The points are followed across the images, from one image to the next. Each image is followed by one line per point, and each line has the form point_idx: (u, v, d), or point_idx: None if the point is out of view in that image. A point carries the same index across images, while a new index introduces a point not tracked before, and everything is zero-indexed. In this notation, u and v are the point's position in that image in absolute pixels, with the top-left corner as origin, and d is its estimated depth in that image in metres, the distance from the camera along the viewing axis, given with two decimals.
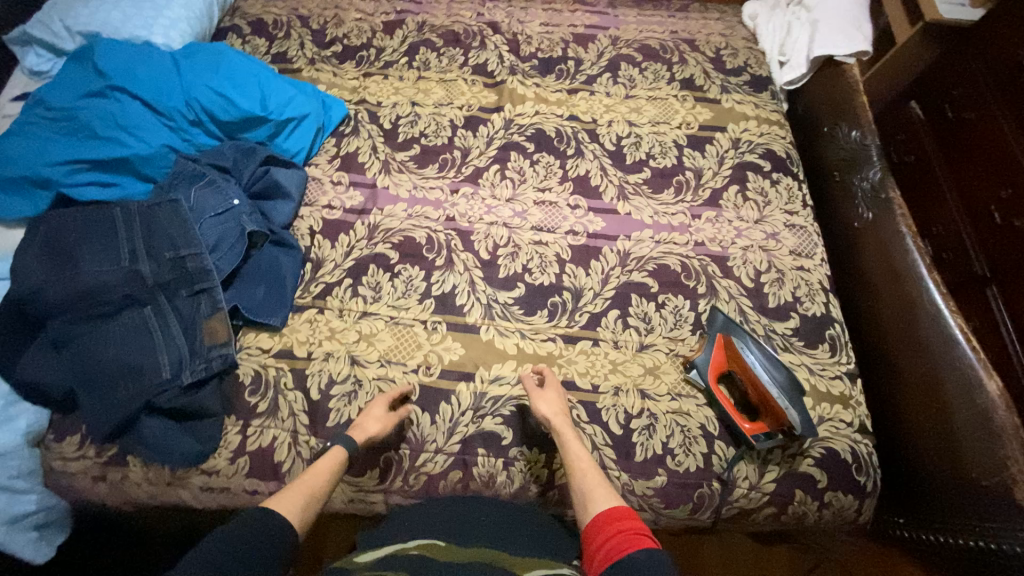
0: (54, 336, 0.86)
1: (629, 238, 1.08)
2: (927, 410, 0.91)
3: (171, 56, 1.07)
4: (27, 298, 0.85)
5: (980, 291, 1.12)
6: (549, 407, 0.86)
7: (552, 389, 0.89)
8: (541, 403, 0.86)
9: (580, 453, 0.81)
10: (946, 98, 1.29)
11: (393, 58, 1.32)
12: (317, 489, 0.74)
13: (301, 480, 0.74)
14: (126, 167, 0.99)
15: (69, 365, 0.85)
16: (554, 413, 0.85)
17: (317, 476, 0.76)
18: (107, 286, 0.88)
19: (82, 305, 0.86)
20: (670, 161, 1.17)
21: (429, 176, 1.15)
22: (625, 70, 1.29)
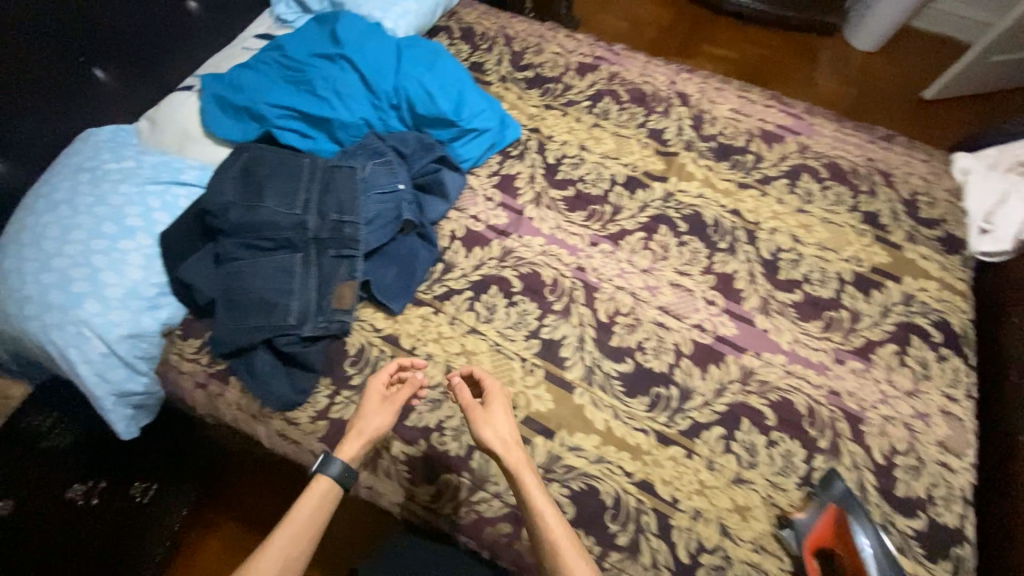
0: (218, 253, 0.95)
1: (759, 356, 1.00)
2: None
3: (396, 44, 1.17)
4: (212, 212, 0.95)
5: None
6: (497, 431, 0.83)
7: (496, 407, 0.86)
8: (493, 435, 0.82)
9: (547, 513, 0.76)
10: None
11: (576, 98, 1.36)
12: (299, 531, 0.74)
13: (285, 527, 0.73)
14: (325, 127, 1.09)
15: (221, 282, 0.94)
16: (506, 443, 0.81)
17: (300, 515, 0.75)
18: (275, 226, 0.96)
19: (251, 233, 0.96)
20: (828, 293, 1.07)
21: (575, 221, 1.15)
22: (805, 181, 1.22)
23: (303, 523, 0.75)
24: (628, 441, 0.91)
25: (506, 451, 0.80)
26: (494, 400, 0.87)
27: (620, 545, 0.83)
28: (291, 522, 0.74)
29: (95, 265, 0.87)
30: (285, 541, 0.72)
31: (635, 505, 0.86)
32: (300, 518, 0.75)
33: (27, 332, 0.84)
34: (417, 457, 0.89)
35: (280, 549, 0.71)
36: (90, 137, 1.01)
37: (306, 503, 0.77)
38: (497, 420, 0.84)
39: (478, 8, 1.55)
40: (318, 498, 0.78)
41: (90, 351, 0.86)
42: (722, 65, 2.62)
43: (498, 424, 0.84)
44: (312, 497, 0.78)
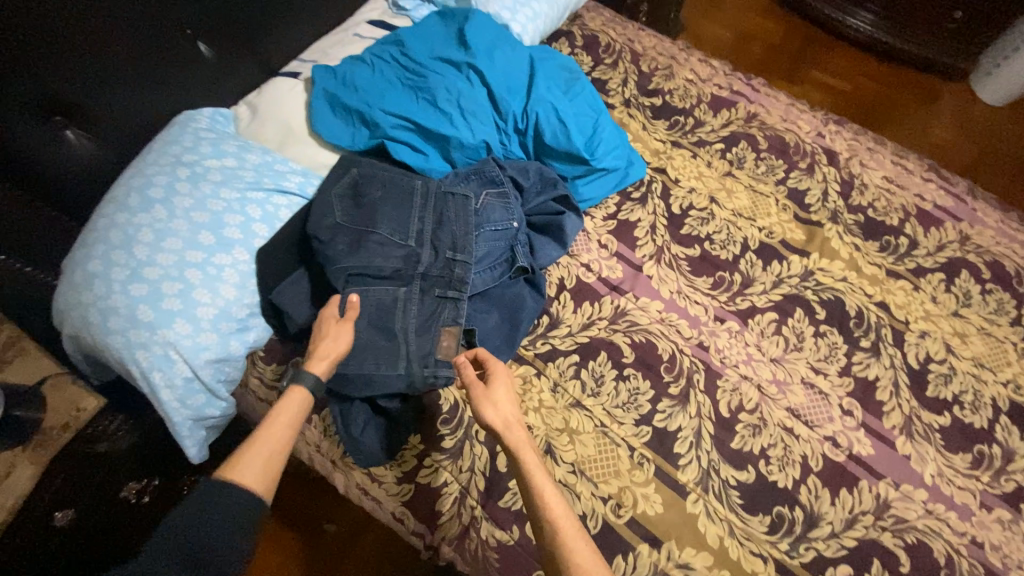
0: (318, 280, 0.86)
1: (896, 486, 0.88)
2: None
3: (528, 55, 1.02)
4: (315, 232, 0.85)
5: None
6: (502, 410, 0.74)
7: (499, 386, 0.77)
8: (495, 416, 0.73)
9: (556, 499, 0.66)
10: None
11: (708, 138, 1.20)
12: (277, 438, 0.66)
13: (259, 438, 0.65)
14: (441, 143, 0.97)
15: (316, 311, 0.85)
16: (510, 426, 0.72)
17: (280, 425, 0.68)
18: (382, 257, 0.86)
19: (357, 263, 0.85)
20: (979, 422, 0.94)
21: (698, 288, 1.02)
22: (964, 280, 1.07)
23: (281, 434, 0.67)
24: (742, 565, 0.81)
25: (509, 433, 0.72)
26: (497, 381, 0.78)
27: None
28: (273, 421, 0.68)
29: (189, 281, 0.78)
30: (271, 440, 0.65)
31: None
32: (283, 421, 0.69)
33: (109, 348, 0.75)
34: (509, 544, 0.79)
35: (261, 442, 0.65)
36: (187, 122, 0.89)
37: (287, 404, 0.71)
38: (498, 399, 0.75)
39: (603, 14, 1.38)
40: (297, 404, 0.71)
41: (175, 374, 0.77)
42: (832, 97, 2.38)
43: (500, 404, 0.75)
44: (289, 405, 0.70)
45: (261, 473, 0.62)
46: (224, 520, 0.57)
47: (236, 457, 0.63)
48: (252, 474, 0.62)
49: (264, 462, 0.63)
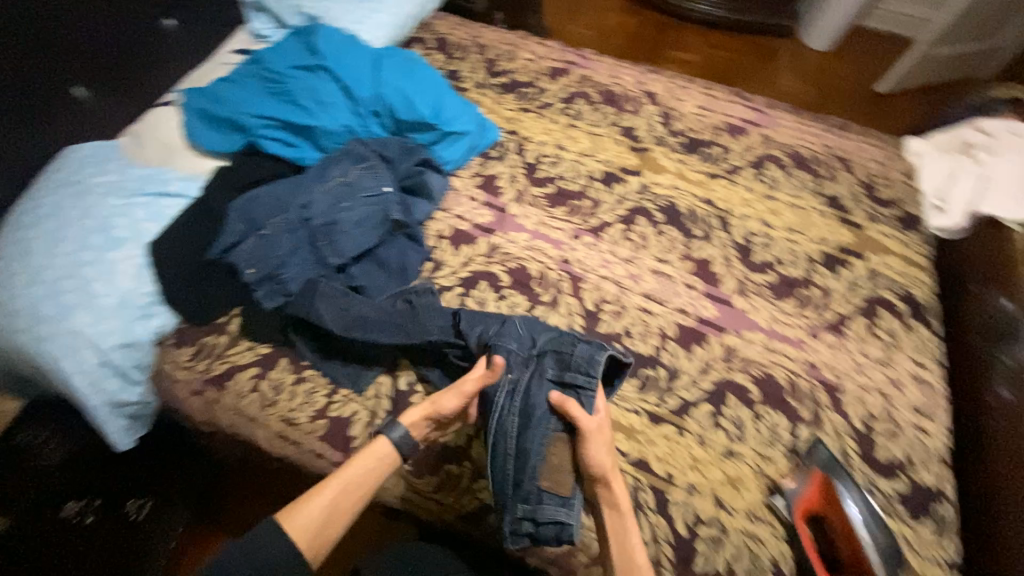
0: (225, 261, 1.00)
1: (739, 336, 1.05)
2: None
3: (373, 53, 1.21)
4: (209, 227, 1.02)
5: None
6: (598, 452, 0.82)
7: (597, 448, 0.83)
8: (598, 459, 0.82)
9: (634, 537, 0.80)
10: None
11: (551, 101, 1.42)
12: (355, 496, 0.78)
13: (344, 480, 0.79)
14: (308, 134, 1.12)
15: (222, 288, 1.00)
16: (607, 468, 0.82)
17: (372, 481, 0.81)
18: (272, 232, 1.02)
19: (258, 257, 1.00)
20: (798, 273, 1.13)
21: (556, 216, 1.20)
22: (770, 170, 1.30)
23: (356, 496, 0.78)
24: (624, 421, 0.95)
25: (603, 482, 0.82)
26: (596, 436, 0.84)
27: None
28: (344, 479, 0.79)
29: (87, 277, 0.91)
30: (344, 500, 0.77)
31: (632, 482, 0.89)
32: (363, 478, 0.80)
33: (20, 346, 0.87)
34: (419, 450, 0.90)
35: (333, 488, 0.77)
36: (71, 153, 1.03)
37: (363, 460, 0.82)
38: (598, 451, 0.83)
39: (450, 20, 1.61)
40: (367, 458, 0.82)
41: (84, 361, 0.88)
42: (688, 67, 2.74)
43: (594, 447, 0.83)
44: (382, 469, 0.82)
45: (320, 524, 0.73)
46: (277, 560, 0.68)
47: (309, 496, 0.75)
48: (308, 522, 0.73)
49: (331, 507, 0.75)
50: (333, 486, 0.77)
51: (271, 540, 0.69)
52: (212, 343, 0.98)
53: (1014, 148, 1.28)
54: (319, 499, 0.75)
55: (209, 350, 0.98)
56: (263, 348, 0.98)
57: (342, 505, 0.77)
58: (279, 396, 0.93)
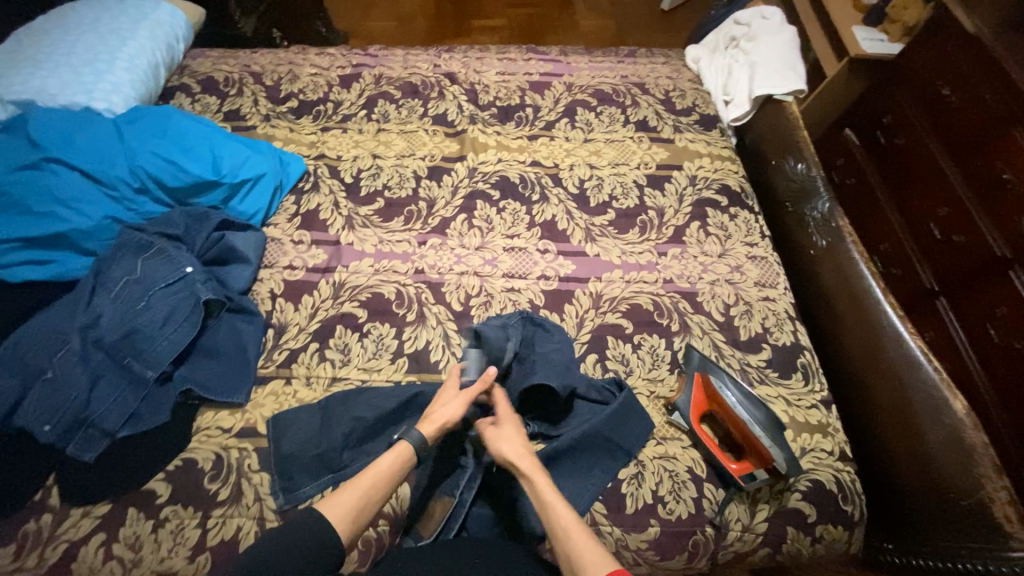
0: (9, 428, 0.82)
1: (600, 280, 1.08)
2: (890, 427, 0.95)
3: (114, 124, 1.05)
4: None
5: (933, 303, 1.33)
6: (511, 443, 0.81)
7: (508, 425, 0.84)
8: (509, 449, 0.80)
9: (559, 507, 0.72)
10: (904, 125, 1.44)
11: (351, 111, 1.32)
12: (376, 490, 0.73)
13: (359, 480, 0.73)
14: (64, 242, 0.94)
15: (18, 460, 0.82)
16: (520, 452, 0.79)
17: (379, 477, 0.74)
18: (57, 371, 0.85)
19: (50, 407, 0.83)
20: (633, 202, 1.20)
21: (394, 229, 1.13)
22: (582, 114, 1.34)
23: (380, 488, 0.74)
24: (532, 403, 0.94)
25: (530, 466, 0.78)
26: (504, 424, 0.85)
27: None
28: (376, 476, 0.74)
29: None
30: (364, 486, 0.73)
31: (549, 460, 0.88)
32: (374, 477, 0.74)
33: None
34: None
35: (354, 492, 0.71)
36: None
37: (388, 457, 0.76)
38: (511, 435, 0.82)
39: (210, 55, 1.41)
40: (397, 459, 0.77)
41: None
42: (494, 31, 2.73)
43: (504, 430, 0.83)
44: (403, 457, 0.77)
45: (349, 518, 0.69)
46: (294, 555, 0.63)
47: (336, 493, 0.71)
48: (344, 511, 0.69)
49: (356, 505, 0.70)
50: (353, 487, 0.72)
51: (303, 532, 0.65)
52: (34, 529, 0.79)
53: (767, 31, 1.44)
54: (342, 500, 0.70)
55: (33, 540, 0.79)
56: (100, 508, 0.81)
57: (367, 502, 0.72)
58: (141, 552, 0.79)
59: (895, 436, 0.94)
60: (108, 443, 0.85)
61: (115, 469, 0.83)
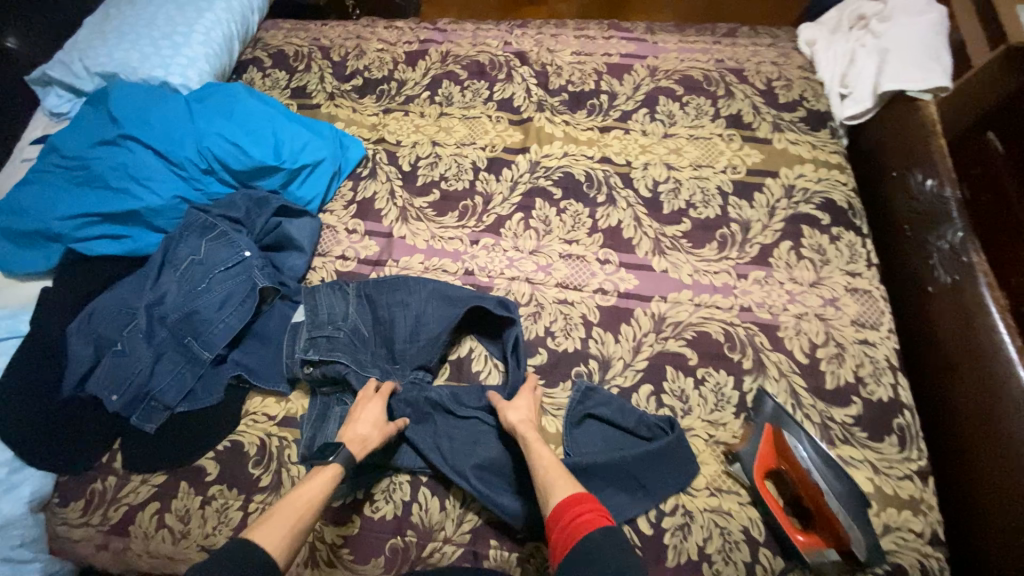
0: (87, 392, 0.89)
1: (665, 300, 0.97)
2: (999, 513, 0.78)
3: (186, 102, 1.07)
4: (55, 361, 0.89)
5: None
6: (518, 410, 0.83)
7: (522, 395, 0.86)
8: (514, 416, 0.82)
9: (544, 455, 0.77)
10: None
11: (414, 92, 1.26)
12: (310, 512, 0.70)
13: (289, 505, 0.70)
14: (138, 219, 0.98)
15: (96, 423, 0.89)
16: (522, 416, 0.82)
17: (309, 499, 0.71)
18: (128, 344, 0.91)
19: (118, 378, 0.89)
20: (713, 212, 1.05)
21: (448, 225, 1.08)
22: (664, 105, 1.19)
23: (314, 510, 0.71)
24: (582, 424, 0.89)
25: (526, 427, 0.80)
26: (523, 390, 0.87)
27: None
28: (301, 501, 0.71)
29: None
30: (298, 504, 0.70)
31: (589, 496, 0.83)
32: (303, 500, 0.71)
33: None
34: (355, 534, 0.82)
35: (286, 516, 0.68)
36: None
37: (318, 481, 0.74)
38: (519, 402, 0.85)
39: (283, 27, 1.40)
40: (326, 481, 0.74)
41: None
42: None
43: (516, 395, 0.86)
44: (331, 476, 0.75)
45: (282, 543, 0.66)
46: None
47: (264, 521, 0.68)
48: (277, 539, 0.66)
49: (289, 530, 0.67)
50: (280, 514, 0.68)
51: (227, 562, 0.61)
52: (99, 490, 0.87)
53: (909, 8, 1.18)
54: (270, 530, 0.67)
55: (100, 498, 0.87)
56: (157, 477, 0.87)
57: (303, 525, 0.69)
58: (189, 525, 0.84)
59: (1004, 524, 0.77)
60: (167, 416, 0.90)
61: (171, 442, 0.89)
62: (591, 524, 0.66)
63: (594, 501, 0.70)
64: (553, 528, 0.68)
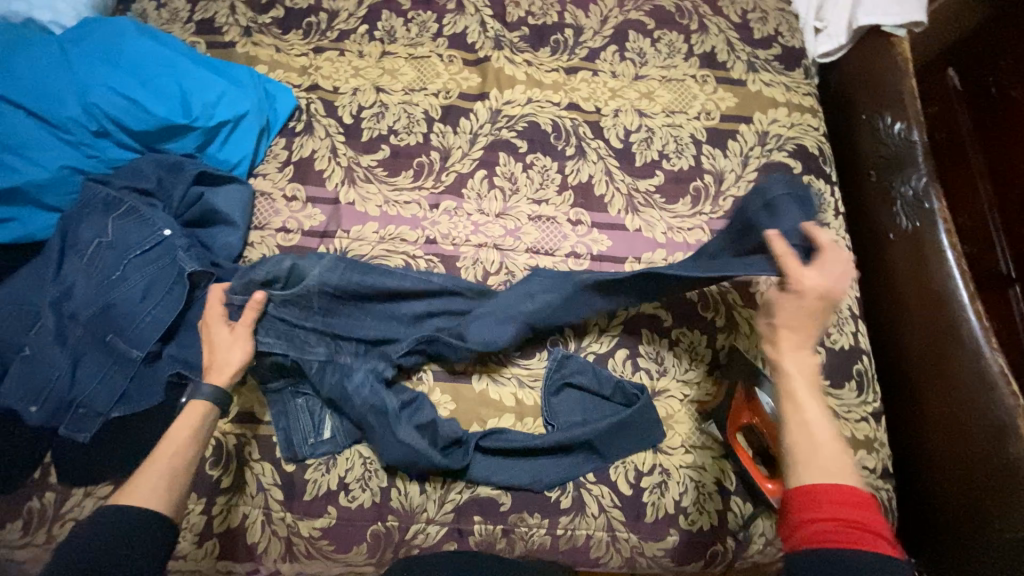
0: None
1: (639, 261, 0.94)
2: (938, 444, 0.87)
3: (58, 44, 0.86)
4: None
5: (1002, 290, 0.94)
6: (791, 313, 0.62)
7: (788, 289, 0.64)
8: (787, 321, 0.62)
9: (816, 413, 0.58)
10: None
11: (348, 26, 1.07)
12: (182, 446, 0.67)
13: (160, 449, 0.66)
14: (21, 198, 0.81)
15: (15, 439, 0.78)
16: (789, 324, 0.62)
17: (180, 435, 0.68)
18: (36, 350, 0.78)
19: (35, 387, 0.77)
20: (687, 163, 1.00)
21: (402, 187, 0.97)
22: (634, 41, 1.08)
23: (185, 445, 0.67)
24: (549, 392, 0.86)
25: (786, 348, 0.62)
26: (790, 286, 0.65)
27: (565, 508, 0.81)
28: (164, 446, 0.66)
29: None
30: (170, 440, 0.67)
31: (568, 465, 0.83)
32: (175, 445, 0.67)
33: None
34: (333, 525, 0.79)
35: (160, 464, 0.64)
36: None
37: (186, 418, 0.70)
38: (801, 306, 0.63)
39: None
40: (197, 415, 0.71)
41: None
42: None
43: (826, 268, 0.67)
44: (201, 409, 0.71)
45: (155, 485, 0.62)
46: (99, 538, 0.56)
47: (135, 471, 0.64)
48: (149, 488, 0.62)
49: (166, 474, 0.64)
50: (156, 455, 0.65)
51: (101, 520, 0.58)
52: (36, 509, 0.78)
53: None
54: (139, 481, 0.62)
55: (40, 517, 0.78)
56: (102, 489, 0.79)
57: (182, 467, 0.66)
58: None
59: (940, 453, 0.87)
60: (102, 423, 0.80)
61: (111, 451, 0.80)
62: (859, 540, 0.49)
63: (881, 514, 0.51)
64: (802, 514, 0.52)
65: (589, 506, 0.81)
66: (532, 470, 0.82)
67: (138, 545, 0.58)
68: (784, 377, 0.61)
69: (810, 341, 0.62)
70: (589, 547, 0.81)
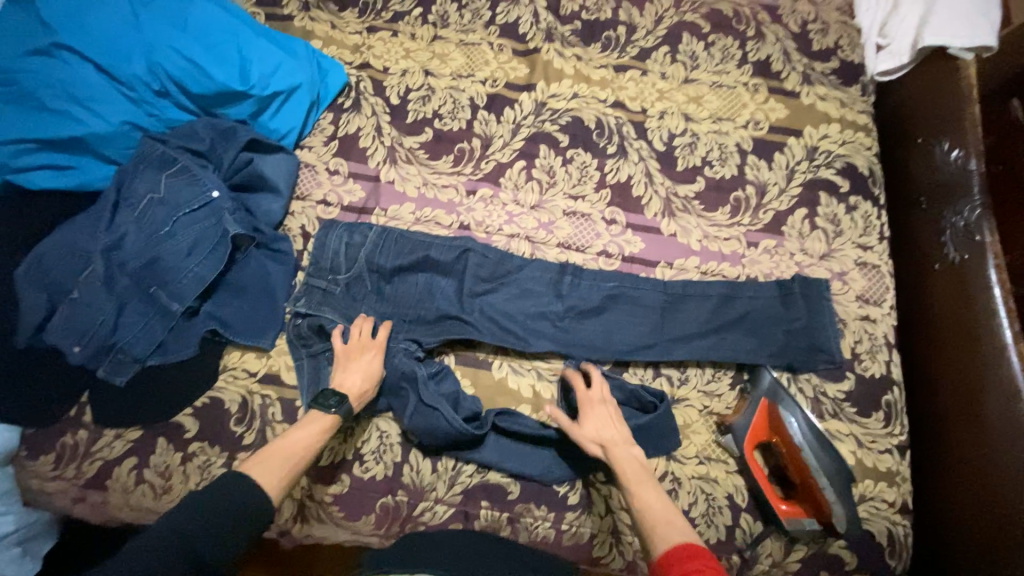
0: (44, 344, 0.81)
1: (671, 266, 0.93)
2: (960, 485, 0.84)
3: (129, 2, 0.89)
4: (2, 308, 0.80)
5: None
6: (597, 417, 0.79)
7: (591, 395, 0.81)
8: (593, 425, 0.78)
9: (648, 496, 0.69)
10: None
11: (403, 7, 1.08)
12: (304, 451, 0.71)
13: (284, 445, 0.71)
14: (83, 148, 0.85)
15: (57, 376, 0.83)
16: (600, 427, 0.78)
17: (302, 441, 0.72)
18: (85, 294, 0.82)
19: (79, 328, 0.81)
20: (729, 172, 0.98)
21: (441, 171, 0.98)
22: (687, 44, 1.06)
23: (308, 448, 0.72)
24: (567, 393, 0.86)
25: (616, 446, 0.76)
26: (589, 398, 0.81)
27: (572, 504, 0.81)
28: (288, 445, 0.71)
29: None
30: (296, 441, 0.72)
31: (579, 462, 0.83)
32: (295, 449, 0.71)
33: None
34: (345, 492, 0.81)
35: (279, 463, 0.69)
36: None
37: (308, 425, 0.74)
38: (589, 418, 0.79)
39: None
40: (318, 429, 0.74)
41: None
42: None
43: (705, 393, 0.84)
44: (325, 423, 0.75)
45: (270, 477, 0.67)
46: (213, 505, 0.60)
47: (264, 455, 0.69)
48: (270, 478, 0.67)
49: (280, 471, 0.68)
50: (281, 448, 0.70)
51: (221, 486, 0.63)
52: (71, 444, 0.83)
53: None
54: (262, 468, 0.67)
55: (73, 451, 0.83)
56: (132, 433, 0.83)
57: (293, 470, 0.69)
58: (171, 481, 0.82)
59: (960, 494, 0.84)
60: (137, 370, 0.84)
61: (143, 397, 0.84)
62: None
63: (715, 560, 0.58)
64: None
65: (596, 505, 0.81)
66: (543, 463, 0.83)
67: (230, 532, 0.60)
68: (614, 466, 0.74)
69: (625, 436, 0.77)
70: (592, 546, 0.81)
